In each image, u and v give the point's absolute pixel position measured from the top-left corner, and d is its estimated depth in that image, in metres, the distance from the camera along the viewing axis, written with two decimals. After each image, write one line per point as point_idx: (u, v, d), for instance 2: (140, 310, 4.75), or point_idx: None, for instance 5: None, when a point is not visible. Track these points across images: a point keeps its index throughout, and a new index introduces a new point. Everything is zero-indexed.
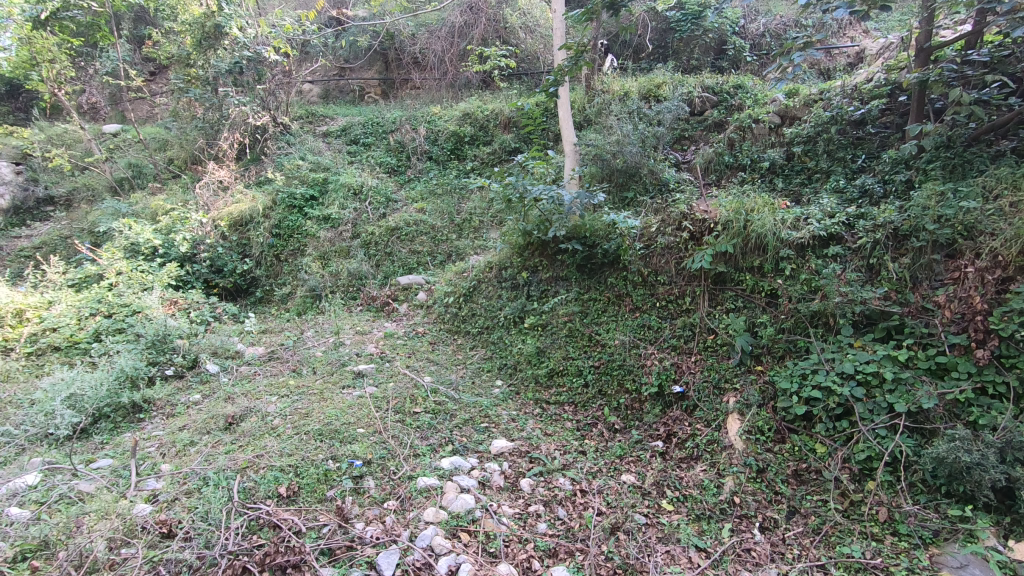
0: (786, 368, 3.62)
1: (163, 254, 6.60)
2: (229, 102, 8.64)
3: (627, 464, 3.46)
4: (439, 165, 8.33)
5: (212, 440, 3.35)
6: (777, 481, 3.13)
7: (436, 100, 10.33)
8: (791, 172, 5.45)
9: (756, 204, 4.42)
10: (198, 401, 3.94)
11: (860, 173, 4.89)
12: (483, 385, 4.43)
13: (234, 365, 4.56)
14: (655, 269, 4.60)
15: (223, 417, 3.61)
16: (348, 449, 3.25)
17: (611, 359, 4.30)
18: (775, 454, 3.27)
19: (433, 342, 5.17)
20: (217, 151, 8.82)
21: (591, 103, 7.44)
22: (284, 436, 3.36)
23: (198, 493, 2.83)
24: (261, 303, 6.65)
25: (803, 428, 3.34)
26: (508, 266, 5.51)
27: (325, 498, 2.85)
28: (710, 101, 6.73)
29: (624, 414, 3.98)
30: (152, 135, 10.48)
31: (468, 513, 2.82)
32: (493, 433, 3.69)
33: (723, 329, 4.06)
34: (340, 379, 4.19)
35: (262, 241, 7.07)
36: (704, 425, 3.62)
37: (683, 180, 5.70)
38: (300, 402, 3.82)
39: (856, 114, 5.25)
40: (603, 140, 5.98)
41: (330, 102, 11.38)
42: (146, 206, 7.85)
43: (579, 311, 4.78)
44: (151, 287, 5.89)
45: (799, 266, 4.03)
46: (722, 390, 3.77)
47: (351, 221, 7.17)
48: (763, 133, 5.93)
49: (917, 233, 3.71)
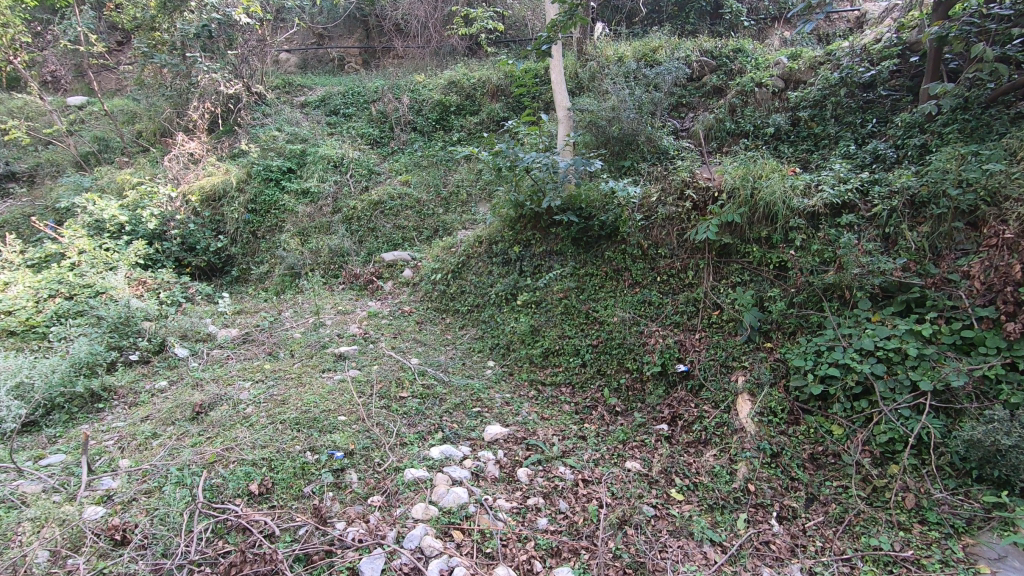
0: (798, 345, 3.41)
1: (130, 232, 6.18)
2: (198, 68, 8.01)
3: (630, 450, 3.21)
4: (424, 136, 7.91)
5: (177, 432, 3.04)
6: (793, 466, 2.91)
7: (419, 68, 9.79)
8: (797, 138, 5.15)
9: (765, 170, 4.18)
10: (164, 389, 3.62)
11: (870, 139, 4.62)
12: (475, 366, 4.14)
13: (205, 348, 4.22)
14: (655, 242, 4.34)
15: (190, 406, 3.29)
16: (328, 439, 2.97)
17: (611, 337, 4.03)
18: (790, 437, 3.06)
19: (421, 322, 4.86)
20: (186, 122, 8.30)
21: (584, 68, 7.03)
22: (256, 427, 3.06)
23: (159, 492, 2.54)
24: (236, 283, 6.30)
25: (818, 410, 3.13)
26: (498, 240, 5.18)
27: (302, 495, 2.58)
28: (709, 66, 6.38)
29: (625, 396, 3.73)
30: (120, 108, 9.93)
31: (461, 508, 2.57)
32: (486, 418, 3.44)
33: (729, 304, 3.83)
34: (319, 363, 3.89)
35: (237, 217, 6.67)
36: (711, 406, 3.39)
37: (683, 148, 5.38)
38: (275, 388, 3.52)
39: (865, 76, 4.99)
40: (599, 105, 5.60)
41: (309, 72, 10.82)
42: (112, 180, 7.37)
43: (575, 287, 4.48)
44: (116, 267, 5.52)
45: (810, 237, 3.80)
46: (730, 369, 3.54)
47: (331, 195, 6.79)
48: (766, 98, 5.60)
49: (937, 200, 3.48)
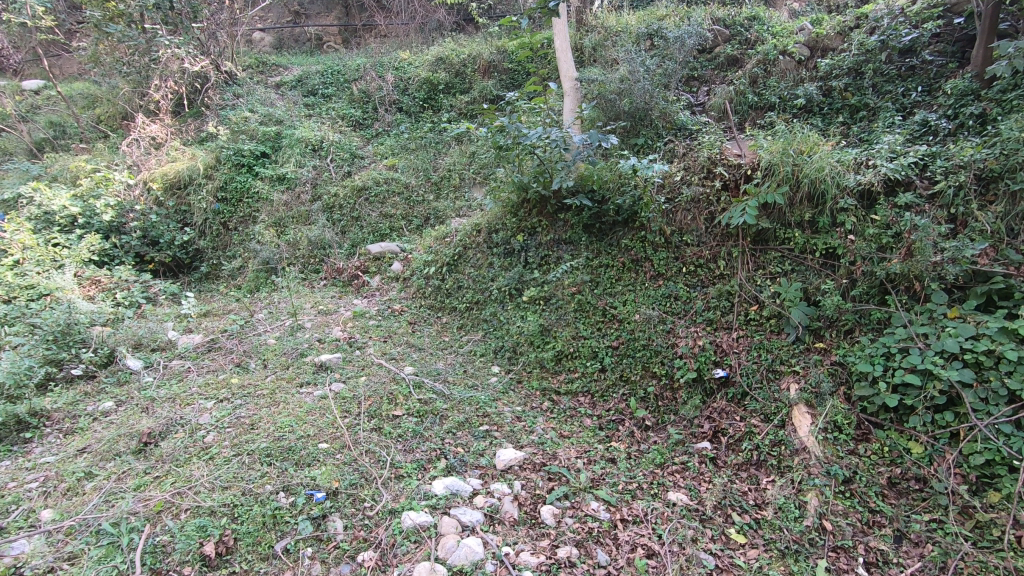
0: (859, 346, 2.91)
1: (84, 225, 5.49)
2: (159, 42, 7.28)
3: (671, 476, 2.71)
4: (411, 117, 7.27)
5: (117, 470, 2.46)
6: (871, 496, 2.44)
7: (403, 45, 9.07)
8: (830, 110, 4.58)
9: (805, 143, 3.66)
10: (108, 412, 3.01)
11: (916, 109, 4.10)
12: (478, 374, 3.59)
13: (162, 359, 3.61)
14: (679, 228, 3.82)
15: (137, 435, 2.69)
16: (306, 476, 2.42)
17: (633, 338, 3.50)
18: (861, 458, 2.58)
19: (413, 322, 4.28)
20: (148, 104, 7.56)
21: (586, 38, 6.42)
22: (216, 462, 2.49)
23: (85, 559, 1.98)
24: (205, 280, 5.66)
25: (890, 424, 2.66)
26: (498, 228, 4.57)
27: (272, 555, 2.05)
28: (722, 35, 5.81)
29: (654, 408, 3.21)
30: (79, 92, 9.13)
31: (475, 568, 2.06)
32: (496, 438, 2.90)
33: (771, 298, 3.32)
34: (297, 375, 3.31)
35: (205, 207, 6.01)
36: (760, 420, 2.90)
37: (703, 123, 4.81)
38: (242, 409, 2.93)
39: (904, 40, 4.52)
40: (608, 76, 5.04)
41: (285, 51, 10.06)
42: (64, 168, 6.63)
43: (589, 280, 3.92)
44: (64, 265, 4.88)
45: (863, 220, 3.30)
46: (779, 374, 3.05)
47: (309, 181, 6.17)
48: (791, 67, 5.04)
49: (1013, 173, 2.99)
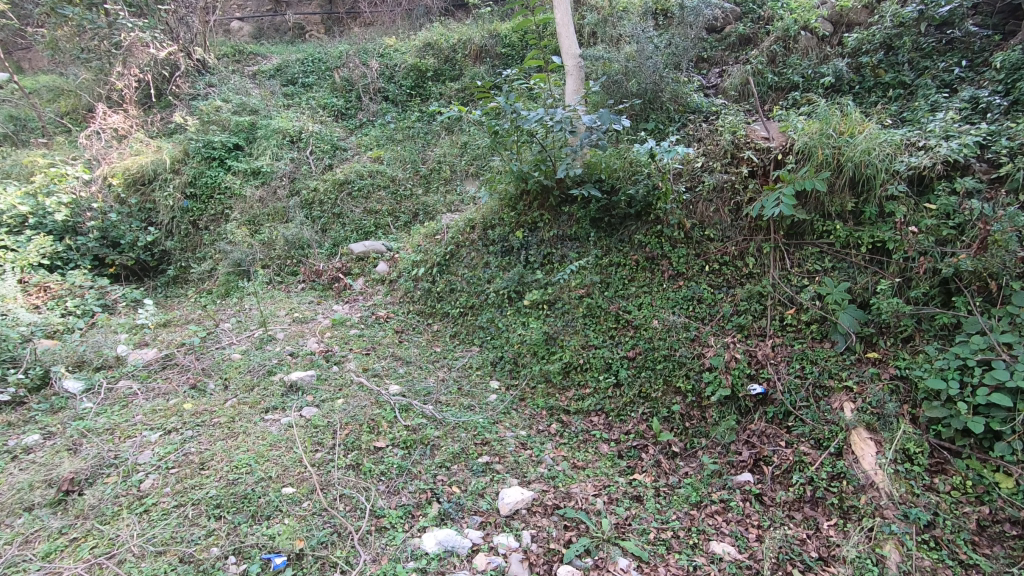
0: (925, 358, 2.47)
1: (35, 226, 4.93)
2: (121, 25, 6.71)
3: (711, 519, 2.27)
4: (397, 106, 6.75)
5: (26, 530, 1.97)
6: (960, 545, 2.01)
7: (389, 32, 8.55)
8: (861, 89, 4.14)
9: (844, 123, 3.20)
10: (31, 449, 2.50)
11: (961, 85, 3.66)
12: (475, 392, 3.11)
13: (106, 380, 3.10)
14: (701, 221, 3.37)
15: (59, 482, 2.20)
16: (263, 534, 1.94)
17: (652, 348, 3.02)
18: (941, 496, 2.15)
19: (401, 331, 3.80)
20: (112, 94, 6.98)
21: (585, 17, 5.93)
22: (151, 517, 2.01)
23: None
24: (173, 285, 5.14)
25: (971, 452, 2.23)
26: (494, 223, 4.08)
27: None
28: (733, 11, 5.32)
29: (680, 430, 2.75)
30: (43, 84, 8.51)
31: None
32: (498, 473, 2.42)
33: (811, 300, 2.87)
34: (262, 399, 2.81)
35: (172, 204, 5.48)
36: (811, 447, 2.45)
37: (719, 106, 4.35)
38: (193, 442, 2.44)
39: (943, 10, 4.02)
40: (613, 54, 4.55)
41: (264, 40, 9.46)
42: (17, 163, 6.05)
43: (598, 281, 3.45)
44: (6, 270, 4.34)
45: (918, 208, 2.85)
46: (828, 390, 2.59)
47: (287, 175, 5.65)
48: (813, 45, 4.59)
49: None
